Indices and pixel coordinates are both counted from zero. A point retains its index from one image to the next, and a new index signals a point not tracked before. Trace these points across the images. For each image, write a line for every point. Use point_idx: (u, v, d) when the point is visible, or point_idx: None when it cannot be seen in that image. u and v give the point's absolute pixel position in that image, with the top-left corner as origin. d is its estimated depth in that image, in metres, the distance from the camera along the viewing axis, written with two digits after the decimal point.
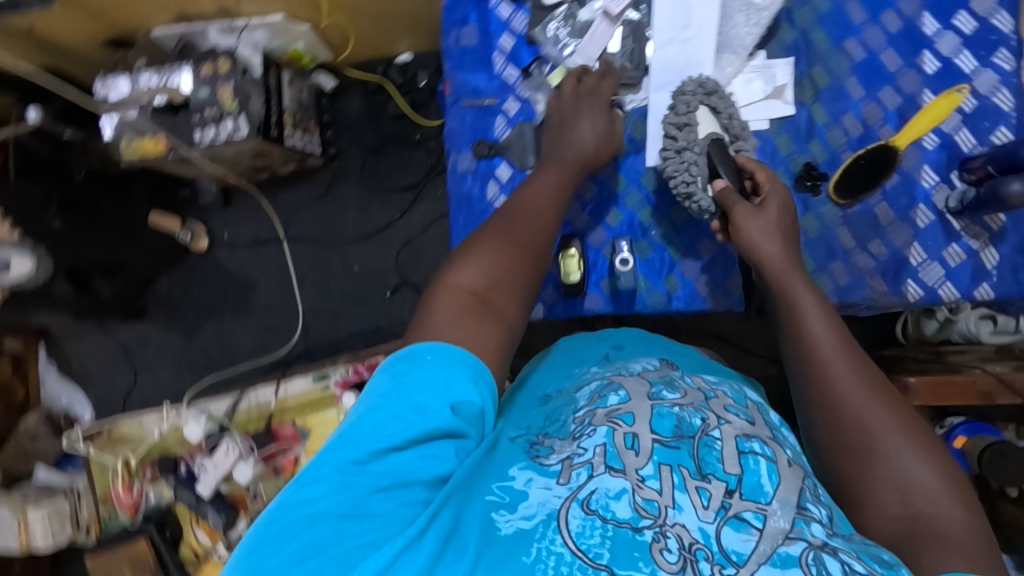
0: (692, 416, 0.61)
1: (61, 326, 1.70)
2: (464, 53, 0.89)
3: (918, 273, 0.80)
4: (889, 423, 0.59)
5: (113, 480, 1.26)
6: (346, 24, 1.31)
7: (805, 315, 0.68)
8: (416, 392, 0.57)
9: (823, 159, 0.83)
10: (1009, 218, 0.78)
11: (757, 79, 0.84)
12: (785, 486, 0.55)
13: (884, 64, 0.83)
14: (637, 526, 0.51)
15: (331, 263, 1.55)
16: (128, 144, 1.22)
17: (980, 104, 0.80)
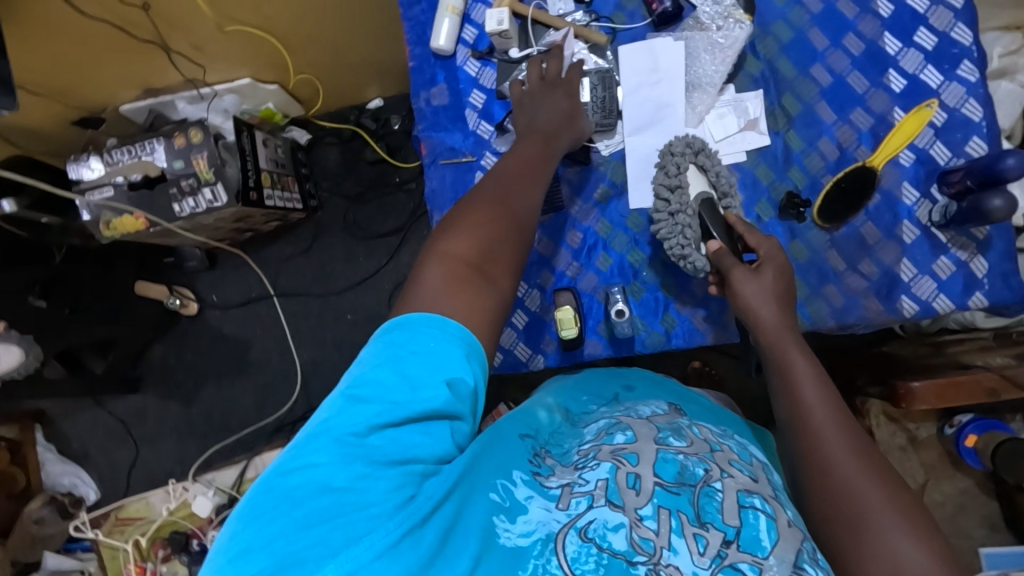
0: (696, 465, 0.58)
1: (58, 406, 1.69)
2: (437, 112, 0.89)
3: (911, 288, 0.79)
4: (885, 501, 0.56)
5: (125, 564, 1.24)
6: (314, 79, 1.31)
7: (799, 382, 0.66)
8: (410, 364, 0.55)
9: (804, 185, 0.84)
10: (994, 228, 0.77)
11: (729, 114, 0.86)
12: (784, 544, 0.53)
13: (851, 87, 0.84)
14: (631, 560, 0.51)
15: (323, 314, 1.55)
16: (109, 225, 1.21)
17: (951, 117, 0.80)
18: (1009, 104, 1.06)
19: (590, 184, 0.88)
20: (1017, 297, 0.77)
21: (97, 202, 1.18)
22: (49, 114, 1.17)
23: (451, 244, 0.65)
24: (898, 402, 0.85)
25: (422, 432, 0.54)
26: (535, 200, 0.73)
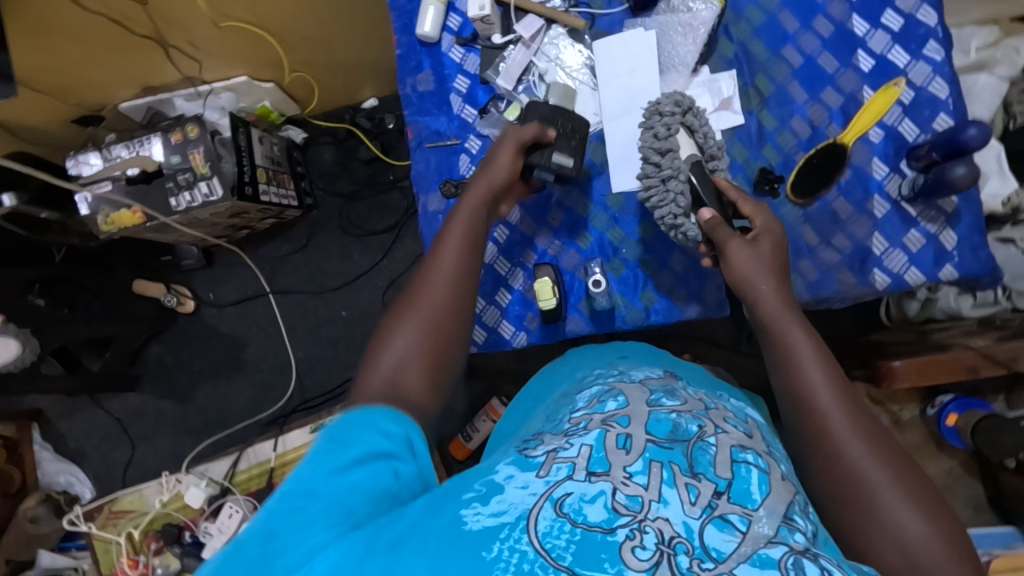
0: (689, 422, 0.61)
1: (55, 405, 1.70)
2: (422, 97, 0.90)
3: (882, 261, 0.81)
4: (885, 477, 0.59)
5: (118, 557, 1.24)
6: (309, 77, 1.33)
7: (801, 362, 0.68)
8: (344, 430, 0.58)
9: (778, 162, 0.85)
10: (961, 199, 0.79)
11: (703, 94, 0.86)
12: (775, 496, 0.55)
13: (822, 67, 0.84)
14: (610, 527, 0.50)
15: (318, 312, 1.56)
16: (106, 219, 1.23)
17: (917, 95, 0.82)
18: (987, 96, 1.08)
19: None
20: (985, 270, 0.79)
21: (97, 196, 1.21)
22: (49, 112, 1.19)
23: (386, 358, 0.68)
24: (879, 381, 0.86)
25: (371, 468, 0.54)
26: (472, 275, 0.75)
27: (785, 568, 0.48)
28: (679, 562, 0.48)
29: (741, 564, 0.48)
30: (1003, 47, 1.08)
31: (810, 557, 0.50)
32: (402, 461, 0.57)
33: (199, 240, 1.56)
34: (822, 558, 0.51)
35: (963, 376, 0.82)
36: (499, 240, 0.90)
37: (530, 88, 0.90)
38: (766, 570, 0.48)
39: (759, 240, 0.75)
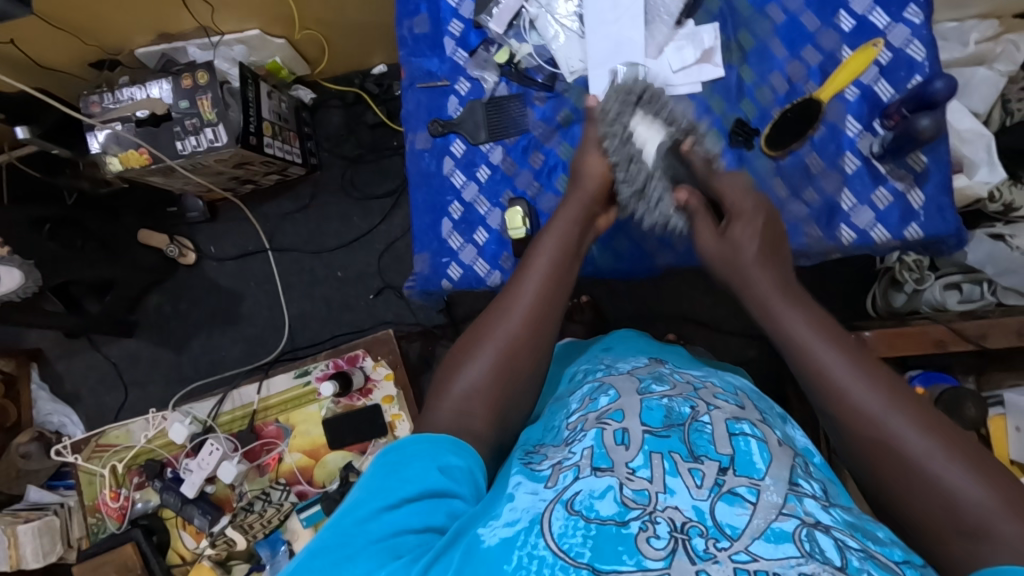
0: (681, 405, 0.64)
1: (54, 346, 1.73)
2: (417, 40, 0.86)
3: (850, 216, 0.74)
4: (916, 433, 0.53)
5: (101, 489, 1.28)
6: (319, 36, 1.36)
7: (806, 344, 0.60)
8: (402, 463, 0.57)
9: (754, 116, 0.77)
10: (931, 157, 0.71)
11: (687, 47, 0.78)
12: (777, 464, 0.56)
13: (803, 25, 0.76)
14: (623, 520, 0.51)
15: (315, 271, 1.59)
16: (113, 158, 1.27)
17: (895, 56, 0.73)
18: (984, 90, 1.08)
19: (551, 109, 0.82)
20: (953, 231, 0.71)
21: (107, 136, 1.25)
22: (67, 49, 1.23)
23: (457, 386, 0.64)
24: None
25: (420, 506, 0.54)
26: (553, 312, 0.67)
27: (799, 541, 0.49)
28: (696, 546, 0.48)
29: (755, 541, 0.49)
30: (1004, 42, 1.09)
31: (822, 530, 0.50)
32: (457, 499, 0.56)
33: (204, 193, 1.59)
34: (833, 530, 0.51)
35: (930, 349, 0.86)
36: (480, 178, 0.83)
37: (520, 34, 0.83)
38: (781, 544, 0.48)
39: (731, 227, 0.69)
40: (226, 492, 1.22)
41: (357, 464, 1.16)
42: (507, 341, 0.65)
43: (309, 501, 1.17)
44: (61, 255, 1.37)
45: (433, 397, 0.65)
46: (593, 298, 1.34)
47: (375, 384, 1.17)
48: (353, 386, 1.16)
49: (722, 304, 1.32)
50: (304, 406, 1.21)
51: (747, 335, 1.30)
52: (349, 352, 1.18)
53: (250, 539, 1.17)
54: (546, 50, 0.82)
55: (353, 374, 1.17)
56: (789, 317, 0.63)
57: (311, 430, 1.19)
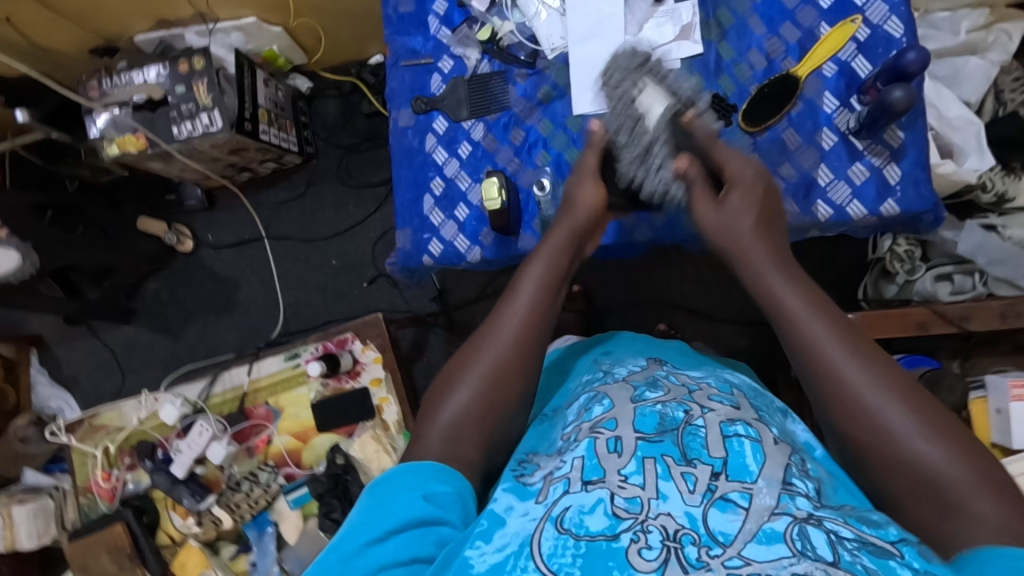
0: (675, 410, 0.61)
1: (53, 331, 1.75)
2: (402, 18, 0.87)
3: (827, 192, 0.73)
4: (902, 412, 0.54)
5: (92, 470, 1.29)
6: (315, 24, 1.38)
7: (799, 318, 0.59)
8: (388, 496, 0.58)
9: (732, 92, 0.77)
10: (908, 133, 0.72)
11: (666, 23, 0.78)
12: (771, 465, 0.55)
13: (782, 2, 0.77)
14: (614, 534, 0.51)
15: (309, 259, 1.60)
16: (111, 143, 1.29)
17: (873, 33, 0.74)
18: (976, 80, 1.08)
19: (532, 86, 0.82)
20: (929, 207, 0.71)
21: (105, 121, 1.27)
22: (67, 35, 1.25)
23: (445, 412, 0.64)
24: None
25: (407, 537, 0.56)
26: (544, 330, 0.68)
27: (791, 541, 0.48)
28: (687, 555, 0.49)
29: (747, 545, 0.49)
30: (994, 31, 1.09)
31: (814, 524, 0.50)
32: (446, 525, 0.57)
33: (202, 181, 1.61)
34: (826, 520, 0.51)
35: (911, 331, 0.91)
36: (462, 155, 0.84)
37: (503, 12, 0.84)
38: (773, 545, 0.48)
39: (729, 195, 0.68)
40: (215, 473, 1.23)
41: (344, 445, 1.16)
42: (492, 370, 0.65)
43: (296, 483, 1.17)
44: (57, 237, 1.39)
45: (421, 424, 0.65)
46: (584, 286, 1.34)
47: (364, 367, 1.18)
48: (341, 367, 1.17)
49: (712, 294, 1.32)
50: (293, 389, 1.21)
51: (737, 325, 1.30)
52: (338, 335, 1.19)
53: (236, 519, 1.18)
54: (527, 28, 0.83)
55: (341, 356, 1.18)
56: (778, 286, 0.62)
57: (300, 412, 1.20)
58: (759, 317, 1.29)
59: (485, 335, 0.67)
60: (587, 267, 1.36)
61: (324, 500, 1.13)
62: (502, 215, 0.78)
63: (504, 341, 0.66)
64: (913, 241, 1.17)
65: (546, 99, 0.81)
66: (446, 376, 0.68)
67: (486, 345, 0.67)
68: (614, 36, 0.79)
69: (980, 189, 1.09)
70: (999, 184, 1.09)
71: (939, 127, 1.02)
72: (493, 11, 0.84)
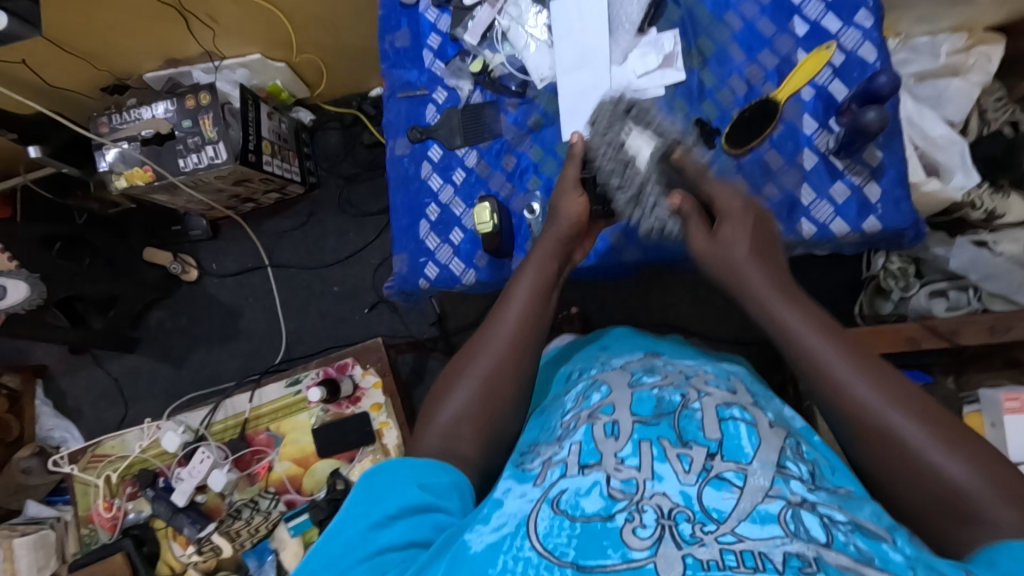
0: (672, 394, 0.62)
1: (59, 362, 1.77)
2: (398, 53, 0.91)
3: (809, 211, 0.75)
4: (912, 425, 0.54)
5: (94, 499, 1.29)
6: (317, 59, 1.42)
7: (806, 341, 0.60)
8: (385, 482, 0.59)
9: (715, 117, 0.80)
10: (886, 153, 0.74)
11: (650, 53, 0.81)
12: (766, 447, 0.56)
13: (760, 31, 0.80)
14: (609, 515, 0.51)
15: (311, 286, 1.63)
16: (119, 176, 1.33)
17: (847, 59, 0.76)
18: (960, 100, 1.11)
19: (523, 114, 0.85)
20: (910, 223, 0.73)
21: (114, 157, 1.32)
22: (80, 74, 1.30)
23: (444, 414, 0.65)
24: None
25: (406, 523, 0.56)
26: (537, 335, 0.69)
27: (784, 522, 0.49)
28: (682, 531, 0.49)
29: (741, 523, 0.49)
30: (974, 54, 1.12)
31: (807, 508, 0.50)
32: (443, 512, 0.57)
33: (207, 212, 1.64)
34: (819, 505, 0.51)
35: (904, 346, 0.92)
36: (456, 180, 0.87)
37: (493, 45, 0.87)
38: (766, 526, 0.48)
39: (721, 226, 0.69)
40: (216, 500, 1.23)
41: (344, 471, 1.16)
42: (488, 377, 0.66)
43: (297, 510, 1.17)
44: (65, 268, 1.42)
45: (420, 426, 0.66)
46: (582, 309, 1.36)
47: (364, 393, 1.19)
48: (341, 393, 1.18)
49: (709, 314, 1.33)
50: (295, 415, 1.22)
51: (734, 344, 1.31)
52: (338, 360, 1.20)
53: (236, 547, 1.18)
54: (517, 59, 0.87)
55: (342, 382, 1.18)
56: (781, 308, 0.62)
57: (301, 439, 1.20)
58: (756, 336, 1.30)
59: (482, 346, 0.68)
60: (584, 290, 1.38)
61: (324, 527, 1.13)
62: (494, 237, 0.80)
63: (500, 348, 0.68)
64: (906, 258, 1.18)
65: (535, 125, 0.84)
66: (442, 380, 0.70)
67: (481, 354, 0.68)
68: (599, 66, 0.82)
69: (969, 207, 1.10)
70: (987, 200, 1.10)
71: (924, 146, 1.05)
72: (485, 44, 0.88)
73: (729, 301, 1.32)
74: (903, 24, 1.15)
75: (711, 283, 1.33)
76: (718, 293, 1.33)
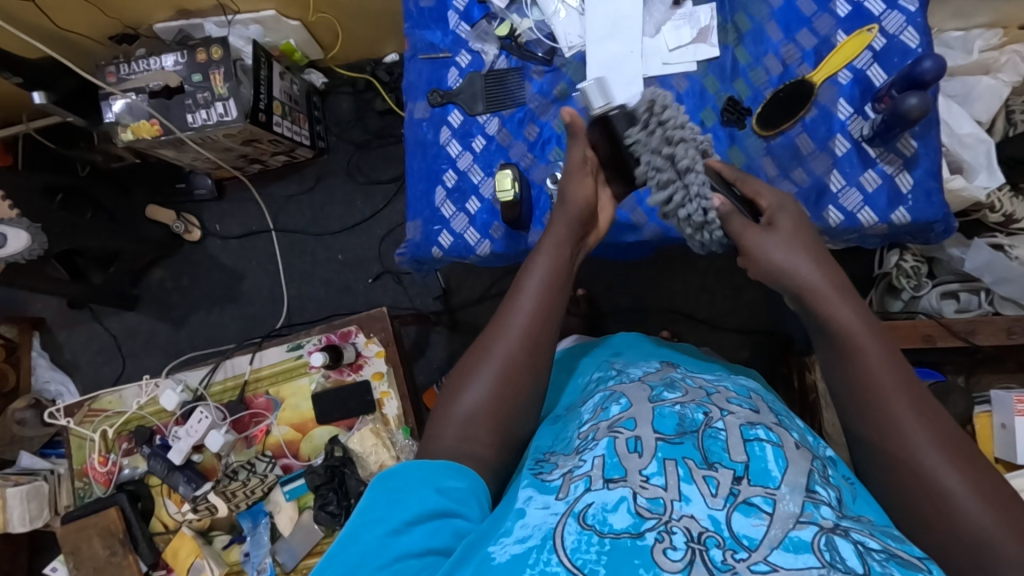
0: (695, 412, 0.63)
1: (57, 315, 1.76)
2: (422, 13, 0.88)
3: (838, 199, 0.74)
4: (946, 465, 0.54)
5: (90, 453, 1.28)
6: (333, 20, 1.39)
7: (858, 350, 0.61)
8: (402, 487, 0.59)
9: (747, 96, 0.78)
10: (921, 142, 0.72)
11: (684, 26, 0.79)
12: (794, 471, 0.55)
13: (800, 9, 0.77)
14: (638, 532, 0.51)
15: (316, 253, 1.61)
16: (126, 129, 1.29)
17: (889, 43, 0.74)
18: (989, 99, 1.07)
19: (549, 83, 0.83)
20: (940, 216, 0.71)
21: (119, 109, 1.28)
22: (88, 20, 1.27)
23: (457, 411, 0.66)
24: None
25: (424, 528, 0.56)
26: (548, 331, 0.69)
27: (820, 550, 0.48)
28: (713, 557, 0.48)
29: (774, 551, 0.48)
30: (1007, 52, 1.09)
31: (841, 534, 0.50)
32: (461, 519, 0.57)
33: (213, 171, 1.62)
34: (852, 532, 0.50)
35: (919, 344, 0.92)
36: (476, 148, 0.85)
37: (522, 9, 0.85)
38: (801, 554, 0.48)
39: (776, 220, 0.69)
40: (213, 461, 1.23)
41: (342, 438, 1.16)
42: (503, 373, 0.66)
43: (293, 475, 1.17)
44: (68, 220, 1.39)
45: (434, 423, 0.67)
46: (588, 291, 1.35)
47: (367, 360, 1.17)
48: (343, 360, 1.17)
49: (717, 302, 1.32)
50: (295, 380, 1.21)
51: (740, 334, 1.30)
52: (342, 328, 1.19)
53: (231, 507, 1.18)
54: (546, 26, 0.84)
55: (344, 349, 1.17)
56: (847, 320, 0.62)
57: (301, 403, 1.19)
58: (763, 327, 1.29)
59: (493, 341, 0.68)
60: (592, 272, 1.36)
61: (320, 492, 1.14)
62: (514, 206, 0.78)
63: (512, 344, 0.68)
64: (919, 257, 1.16)
65: (563, 94, 0.82)
66: (454, 377, 0.70)
67: (495, 349, 0.68)
68: (631, 37, 0.79)
69: (988, 209, 1.08)
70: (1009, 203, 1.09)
71: (950, 143, 1.03)
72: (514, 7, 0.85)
73: (737, 292, 1.31)
74: (937, 17, 1.12)
75: (721, 272, 1.32)
76: (727, 282, 1.32)
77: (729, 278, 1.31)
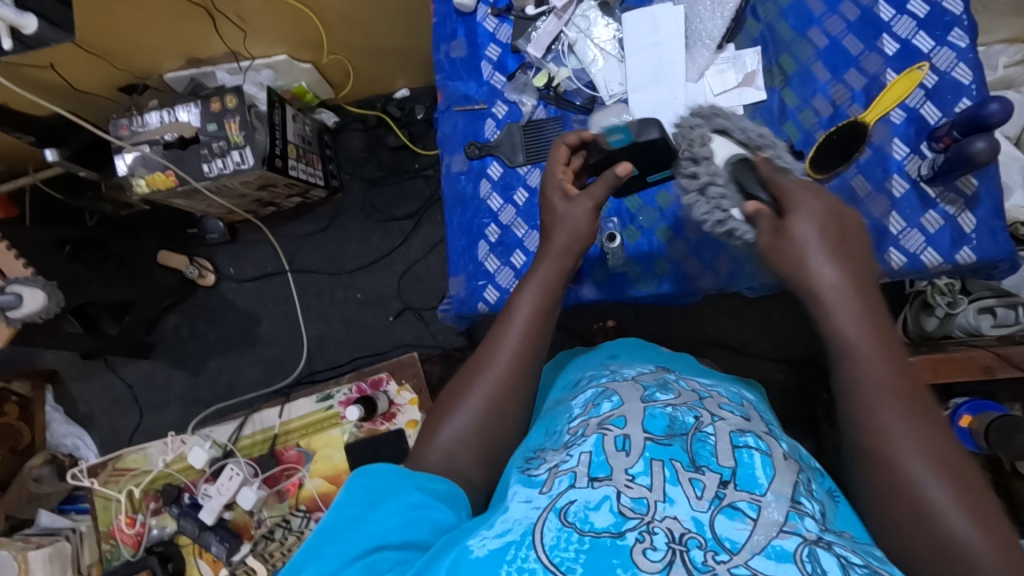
0: (685, 415, 0.61)
1: (70, 366, 1.72)
2: (454, 64, 0.91)
3: (899, 240, 0.75)
4: (933, 477, 0.50)
5: (116, 514, 1.25)
6: (345, 60, 1.37)
7: (854, 350, 0.56)
8: (383, 485, 0.58)
9: (798, 138, 0.80)
10: (981, 180, 0.73)
11: (728, 70, 0.81)
12: (780, 479, 0.54)
13: (846, 49, 0.80)
14: (619, 532, 0.48)
15: (334, 292, 1.59)
16: (140, 179, 1.27)
17: (941, 80, 0.76)
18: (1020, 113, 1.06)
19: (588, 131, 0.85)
20: (1006, 254, 0.73)
21: (135, 159, 1.26)
22: (100, 75, 1.23)
23: (445, 432, 0.65)
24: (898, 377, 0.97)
25: (404, 521, 0.55)
26: (533, 358, 0.69)
27: (801, 561, 0.46)
28: (694, 558, 0.46)
29: (755, 556, 0.46)
30: None
31: (825, 547, 0.47)
32: (441, 515, 0.57)
33: (225, 215, 1.59)
34: (835, 545, 0.48)
35: (978, 375, 0.93)
36: (517, 201, 0.86)
37: (559, 58, 0.87)
38: (783, 563, 0.45)
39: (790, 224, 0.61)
40: (244, 517, 1.20)
41: None
42: (488, 397, 0.66)
43: None
44: (84, 275, 1.36)
45: (419, 445, 0.66)
46: (619, 322, 1.32)
47: (399, 409, 1.15)
48: (377, 411, 1.14)
49: (746, 327, 1.30)
50: (326, 430, 1.18)
51: (773, 359, 1.28)
52: (372, 376, 1.17)
53: (269, 569, 1.16)
54: (584, 75, 0.87)
55: (377, 399, 1.15)
56: (841, 321, 0.57)
57: (334, 455, 1.17)
58: (794, 351, 1.27)
59: (480, 366, 0.67)
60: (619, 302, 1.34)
61: None
62: None
63: (497, 370, 0.67)
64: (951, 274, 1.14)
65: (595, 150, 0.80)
66: (436, 405, 0.69)
67: (481, 374, 0.67)
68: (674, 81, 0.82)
69: None
70: None
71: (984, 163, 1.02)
72: (550, 55, 0.87)
73: (769, 315, 1.29)
74: None
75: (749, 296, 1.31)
76: (756, 305, 1.31)
77: (757, 302, 1.30)
